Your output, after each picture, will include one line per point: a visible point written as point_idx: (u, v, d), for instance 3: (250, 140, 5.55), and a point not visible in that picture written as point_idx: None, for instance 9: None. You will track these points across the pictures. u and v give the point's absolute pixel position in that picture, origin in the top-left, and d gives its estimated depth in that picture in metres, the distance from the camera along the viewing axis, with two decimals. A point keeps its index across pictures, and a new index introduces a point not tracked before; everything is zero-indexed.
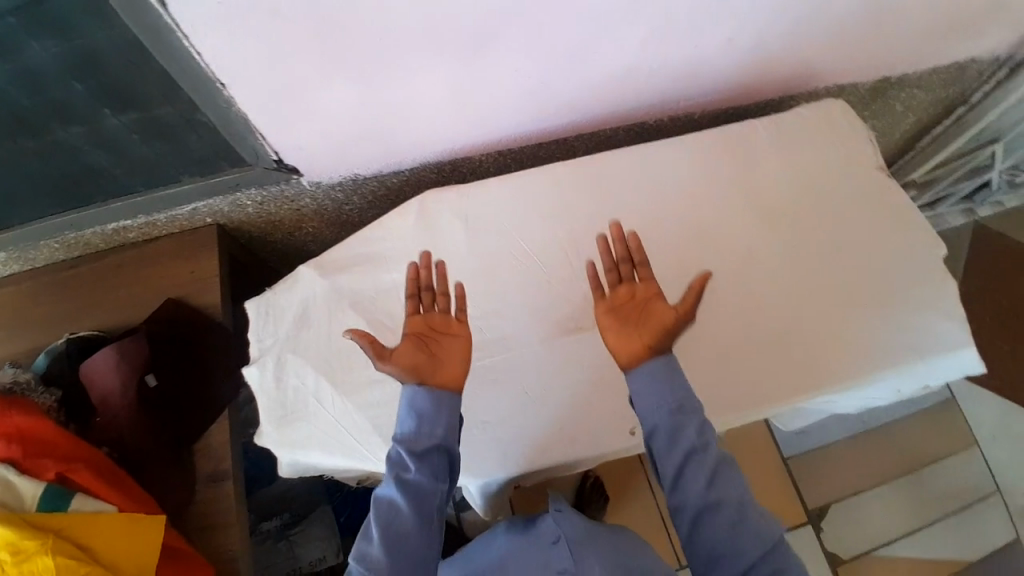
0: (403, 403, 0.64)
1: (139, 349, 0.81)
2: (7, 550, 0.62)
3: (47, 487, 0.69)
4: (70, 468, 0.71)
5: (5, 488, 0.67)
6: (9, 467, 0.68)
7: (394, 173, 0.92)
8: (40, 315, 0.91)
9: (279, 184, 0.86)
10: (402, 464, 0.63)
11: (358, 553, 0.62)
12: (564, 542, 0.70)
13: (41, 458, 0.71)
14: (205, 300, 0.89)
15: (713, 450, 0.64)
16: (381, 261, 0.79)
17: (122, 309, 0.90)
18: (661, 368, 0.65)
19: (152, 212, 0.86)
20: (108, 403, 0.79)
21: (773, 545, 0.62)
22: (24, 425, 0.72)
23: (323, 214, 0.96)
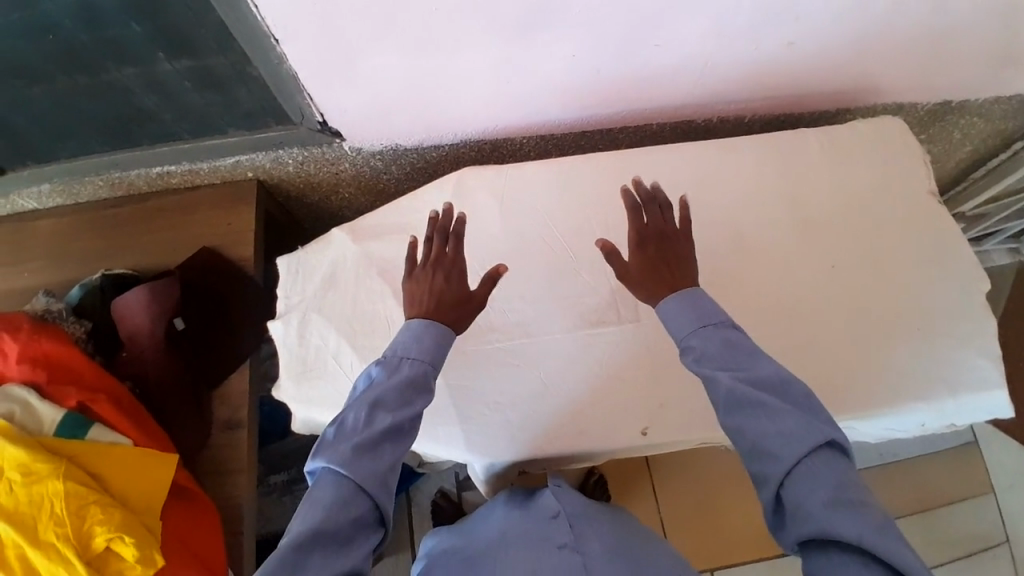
0: (428, 332, 0.62)
1: (172, 290, 0.83)
2: (20, 470, 0.65)
3: (67, 414, 0.71)
4: (92, 398, 0.73)
5: (27, 411, 0.70)
6: (36, 391, 0.71)
7: (434, 146, 0.91)
8: (79, 249, 0.93)
9: (319, 147, 0.87)
10: (421, 388, 0.59)
11: (352, 467, 0.54)
12: (563, 516, 0.71)
13: (65, 386, 0.73)
14: (237, 253, 0.90)
15: (736, 375, 0.57)
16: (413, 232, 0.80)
17: (157, 252, 0.92)
18: (680, 300, 0.63)
19: (198, 160, 0.87)
20: (137, 339, 0.81)
21: (802, 457, 0.53)
22: (51, 352, 0.74)
23: (359, 181, 0.96)
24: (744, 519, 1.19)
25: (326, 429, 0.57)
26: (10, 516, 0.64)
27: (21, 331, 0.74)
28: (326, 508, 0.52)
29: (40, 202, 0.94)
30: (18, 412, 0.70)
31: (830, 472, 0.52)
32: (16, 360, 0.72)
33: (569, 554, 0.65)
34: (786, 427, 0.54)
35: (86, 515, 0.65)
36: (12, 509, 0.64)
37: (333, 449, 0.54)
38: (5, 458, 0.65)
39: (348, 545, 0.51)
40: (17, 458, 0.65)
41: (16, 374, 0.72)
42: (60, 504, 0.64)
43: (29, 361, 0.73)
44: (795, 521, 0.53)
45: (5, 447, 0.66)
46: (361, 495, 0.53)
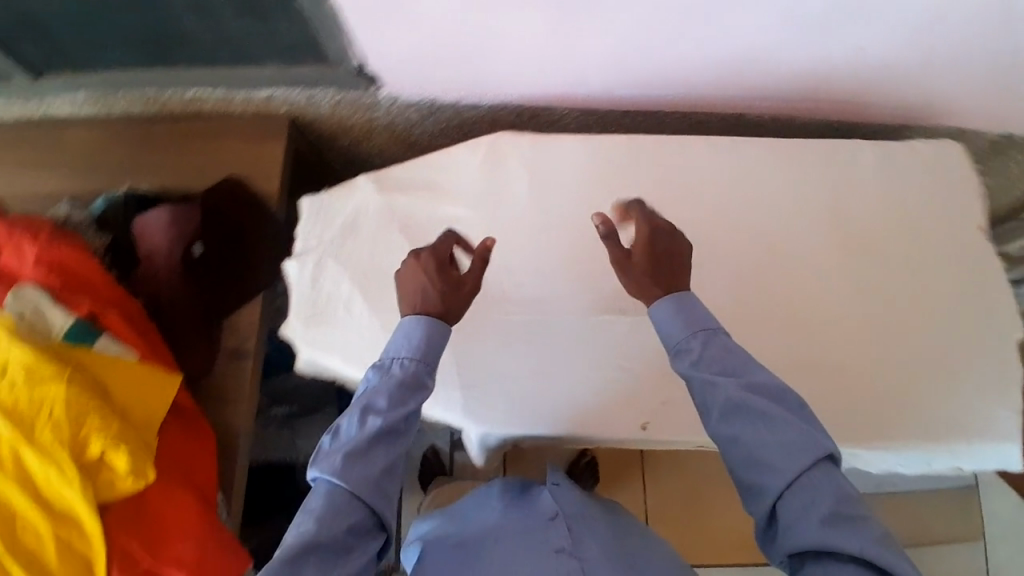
0: (419, 329, 0.62)
1: (192, 216, 0.84)
2: (24, 370, 0.66)
3: (76, 321, 0.71)
4: (102, 311, 0.74)
5: (38, 312, 0.71)
6: (47, 295, 0.72)
7: (472, 105, 0.89)
8: (107, 162, 0.93)
9: (355, 92, 0.85)
10: (412, 388, 0.60)
11: (345, 474, 0.55)
12: (561, 518, 0.69)
13: (77, 295, 0.74)
14: (262, 187, 0.89)
15: (735, 384, 0.57)
16: (440, 191, 0.78)
17: (184, 175, 0.91)
18: (674, 303, 0.62)
19: (234, 88, 0.87)
20: (152, 255, 0.82)
21: (804, 468, 0.52)
22: (67, 260, 0.75)
23: (390, 132, 0.94)
24: (729, 525, 1.19)
25: (322, 438, 0.58)
26: (11, 413, 0.65)
27: (41, 238, 0.76)
28: (320, 517, 0.53)
29: (73, 110, 0.94)
30: (29, 312, 0.71)
31: (831, 484, 0.51)
32: (33, 263, 0.74)
33: (567, 558, 0.63)
34: (786, 438, 0.53)
35: (83, 422, 0.66)
36: (14, 407, 0.66)
37: (327, 458, 0.56)
38: (11, 356, 0.66)
39: (345, 552, 0.53)
40: (23, 358, 0.66)
41: (32, 277, 0.74)
42: (58, 407, 0.66)
43: (45, 265, 0.74)
44: (790, 531, 0.52)
45: (12, 346, 0.67)
46: (354, 501, 0.55)
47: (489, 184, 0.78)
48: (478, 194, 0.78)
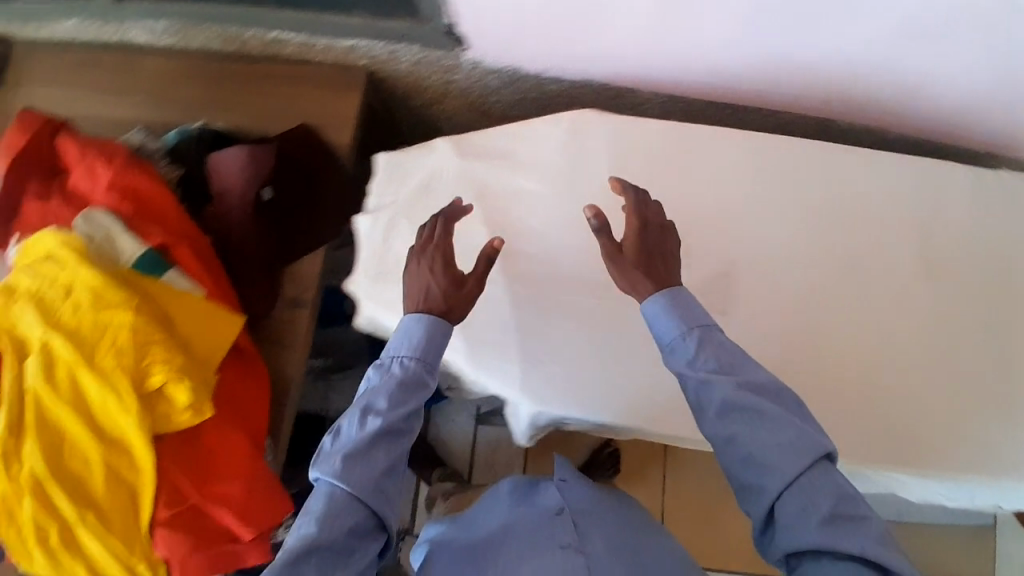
0: (420, 327, 0.61)
1: (266, 159, 0.82)
2: (91, 294, 0.67)
3: (147, 251, 0.72)
4: (174, 243, 0.74)
5: (109, 238, 0.72)
6: (119, 222, 0.73)
7: (554, 80, 0.86)
8: (180, 93, 0.92)
9: (438, 51, 0.83)
10: (412, 388, 0.60)
11: (345, 476, 0.55)
12: (567, 513, 0.67)
13: (148, 224, 0.74)
14: (334, 138, 0.89)
15: (730, 383, 0.55)
16: (519, 163, 0.77)
17: (256, 116, 0.91)
18: (666, 299, 0.61)
19: (318, 34, 0.86)
20: (228, 197, 0.81)
21: (802, 470, 0.51)
22: (140, 188, 0.75)
23: (466, 97, 0.91)
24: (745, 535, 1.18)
25: (323, 438, 0.58)
26: (76, 334, 0.66)
27: (115, 161, 0.76)
28: (320, 518, 0.54)
29: (151, 37, 0.93)
30: (100, 237, 0.72)
31: (830, 486, 0.51)
32: (108, 187, 0.75)
33: (573, 555, 0.61)
34: (784, 438, 0.53)
35: (145, 352, 0.66)
36: (80, 328, 0.66)
37: (327, 459, 0.56)
38: (79, 279, 0.67)
39: (347, 554, 0.54)
40: (90, 282, 0.67)
41: (105, 201, 0.74)
42: (122, 335, 0.66)
43: (120, 190, 0.75)
44: (789, 532, 0.51)
45: (81, 269, 0.68)
46: (355, 503, 0.55)
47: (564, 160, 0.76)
48: (555, 170, 0.76)
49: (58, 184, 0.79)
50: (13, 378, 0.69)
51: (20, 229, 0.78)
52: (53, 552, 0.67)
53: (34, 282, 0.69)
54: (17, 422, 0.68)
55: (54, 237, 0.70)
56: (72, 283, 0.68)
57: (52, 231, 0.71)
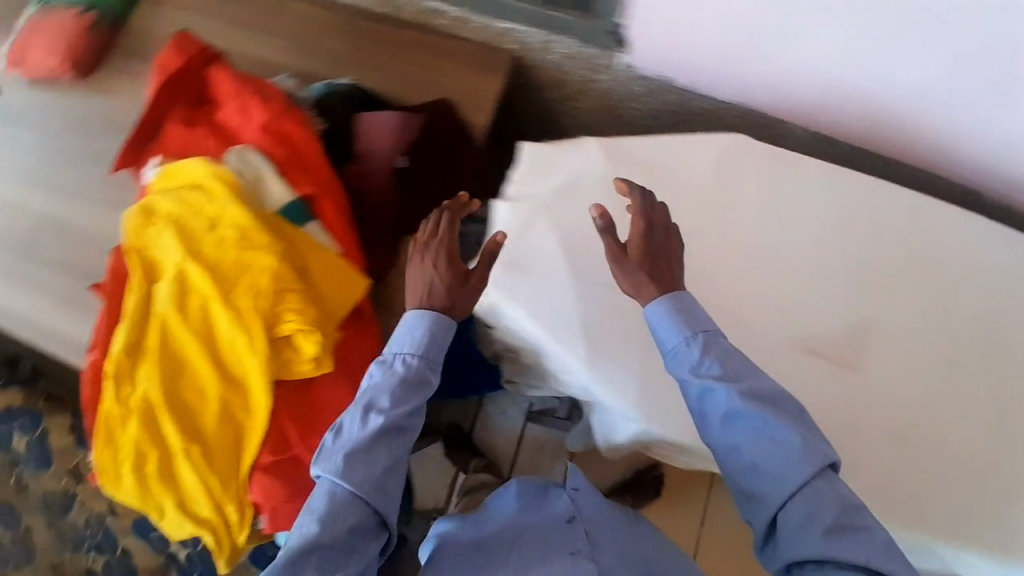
0: (423, 326, 0.61)
1: (412, 126, 0.82)
2: (235, 231, 0.70)
3: (293, 200, 0.74)
4: (319, 195, 0.76)
5: (259, 180, 0.75)
6: (269, 166, 0.75)
7: (704, 96, 0.82)
8: (329, 48, 0.93)
9: (596, 49, 0.82)
10: (414, 385, 0.60)
11: (348, 474, 0.56)
12: (578, 521, 0.73)
13: (297, 173, 0.76)
14: (470, 117, 0.89)
15: (736, 392, 0.56)
16: (664, 173, 0.73)
17: (400, 84, 0.92)
18: (671, 304, 0.59)
19: (479, 12, 0.85)
20: (370, 159, 0.82)
21: (804, 482, 0.53)
22: (293, 135, 0.77)
23: (604, 99, 0.90)
24: None
25: (325, 436, 0.59)
26: (216, 268, 0.69)
27: (274, 105, 0.78)
28: (321, 517, 0.54)
29: None
30: (251, 178, 0.74)
31: (832, 496, 0.52)
32: (260, 129, 0.76)
33: (583, 561, 0.67)
34: (789, 450, 0.54)
35: (279, 298, 0.68)
36: (222, 263, 0.69)
37: (329, 457, 0.57)
38: (226, 215, 0.71)
39: (348, 553, 0.54)
40: (237, 220, 0.70)
41: (259, 143, 0.76)
42: (262, 277, 0.69)
43: (269, 133, 0.76)
44: (792, 540, 0.53)
45: (230, 206, 0.71)
46: (357, 501, 0.56)
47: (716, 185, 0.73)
48: (702, 193, 0.73)
49: (202, 113, 0.81)
50: (140, 299, 0.71)
51: (161, 152, 0.80)
52: (151, 475, 0.69)
53: (178, 208, 0.72)
54: (141, 341, 0.70)
55: (204, 170, 0.73)
56: (219, 218, 0.71)
57: (204, 162, 0.73)
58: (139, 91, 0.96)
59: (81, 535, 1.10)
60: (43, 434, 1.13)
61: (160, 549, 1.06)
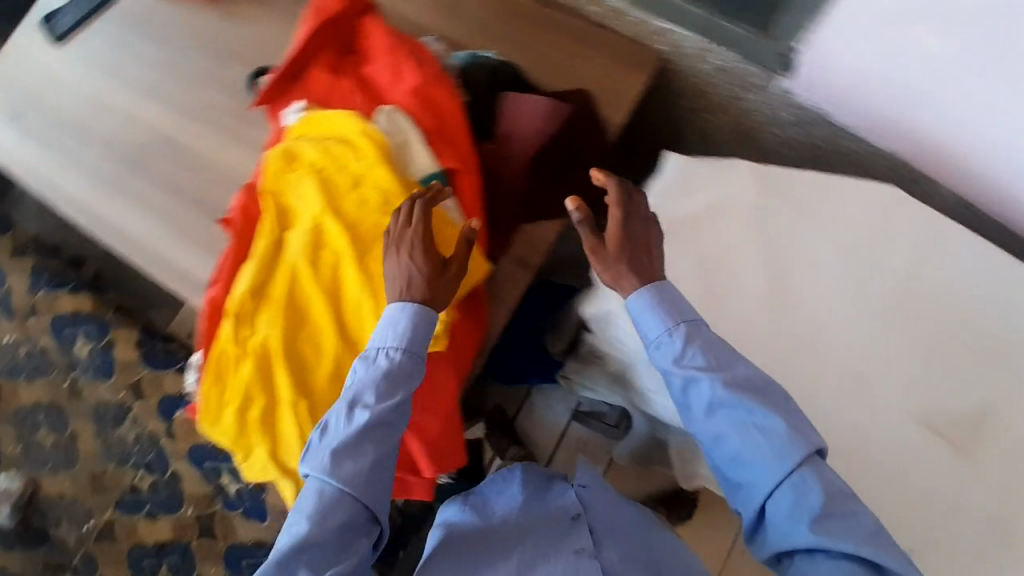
0: (405, 318, 0.63)
1: (557, 115, 0.80)
2: (378, 194, 0.72)
3: (435, 171, 0.74)
4: (458, 171, 0.75)
5: (406, 145, 0.75)
6: (415, 130, 0.75)
7: (852, 137, 0.82)
8: (475, 12, 0.90)
9: (754, 68, 0.80)
10: (400, 377, 0.62)
11: (336, 472, 0.58)
12: (582, 518, 0.76)
13: (442, 143, 0.75)
14: (607, 114, 0.87)
15: (714, 378, 0.59)
16: (808, 216, 0.74)
17: (540, 64, 0.89)
18: (653, 293, 0.62)
19: (641, 7, 0.84)
20: (511, 142, 0.80)
21: (788, 473, 0.56)
22: (442, 104, 0.76)
23: (746, 119, 0.89)
24: None
25: (313, 435, 0.61)
26: (356, 228, 0.71)
27: (428, 70, 0.77)
28: (312, 516, 0.56)
29: None
30: (399, 142, 0.75)
31: (818, 484, 0.55)
32: (410, 91, 0.76)
33: (585, 559, 0.71)
34: (773, 439, 0.57)
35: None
36: (362, 223, 0.71)
37: (317, 455, 0.59)
38: (371, 175, 0.72)
39: (340, 549, 0.56)
40: (381, 182, 0.72)
41: (408, 106, 0.76)
42: (399, 244, 0.71)
43: (418, 95, 0.76)
44: (785, 528, 0.56)
45: (376, 167, 0.72)
46: (346, 497, 0.58)
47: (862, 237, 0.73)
48: (844, 237, 0.73)
49: (351, 64, 0.81)
50: (272, 244, 0.73)
51: (304, 95, 0.81)
52: (252, 420, 0.70)
53: (323, 159, 0.74)
54: (266, 285, 0.72)
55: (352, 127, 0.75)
56: (364, 178, 0.72)
57: (356, 119, 0.75)
58: (275, 23, 0.94)
59: (128, 450, 1.11)
60: (108, 344, 1.14)
61: (210, 479, 1.08)
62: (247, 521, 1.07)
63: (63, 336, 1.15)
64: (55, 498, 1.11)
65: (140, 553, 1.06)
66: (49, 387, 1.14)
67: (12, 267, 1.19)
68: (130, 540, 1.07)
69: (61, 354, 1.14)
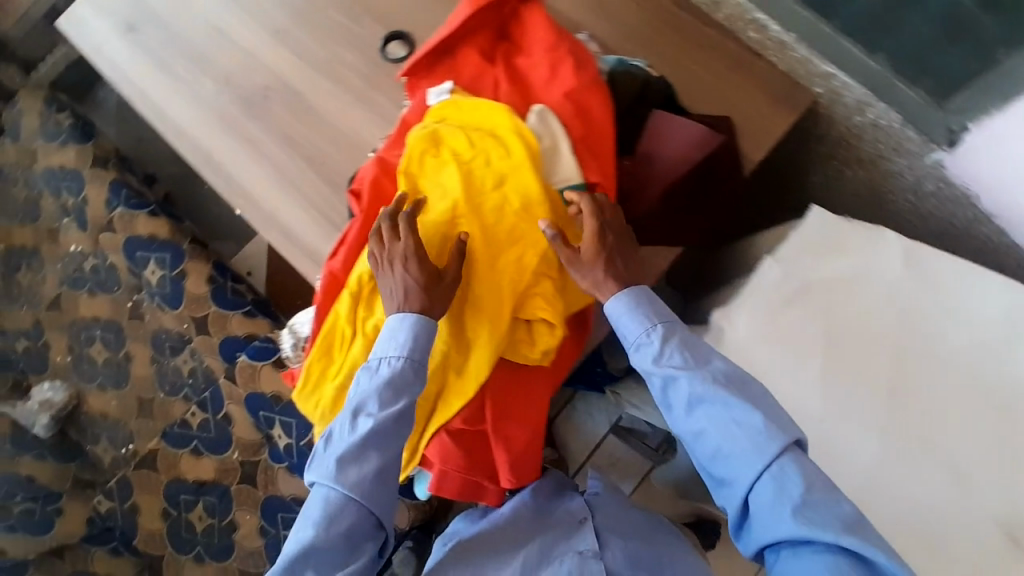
0: (406, 328, 0.64)
1: (707, 143, 0.76)
2: (519, 199, 0.69)
3: (579, 184, 0.71)
4: (596, 189, 0.72)
5: (553, 150, 0.71)
6: (565, 137, 0.71)
7: (995, 229, 0.78)
8: (634, 15, 0.90)
9: (914, 132, 0.78)
10: (402, 386, 0.63)
11: (340, 479, 0.61)
12: (588, 522, 0.77)
13: (586, 155, 0.72)
14: (745, 148, 0.85)
15: (690, 373, 0.62)
16: (943, 304, 0.72)
17: (686, 79, 0.88)
18: (630, 298, 0.67)
19: (811, 48, 0.82)
20: (651, 163, 0.78)
21: (767, 465, 0.58)
22: (592, 112, 0.73)
23: (881, 180, 0.88)
24: None
25: (316, 443, 0.64)
26: (490, 229, 0.69)
27: (586, 75, 0.74)
28: (318, 522, 0.59)
29: None
30: (547, 145, 0.71)
31: (798, 473, 0.57)
32: (563, 94, 0.73)
33: (587, 560, 0.72)
34: (752, 432, 0.59)
35: (537, 281, 0.69)
36: (499, 225, 0.69)
37: (321, 465, 0.62)
38: (516, 176, 0.69)
39: (347, 554, 0.60)
40: (527, 187, 0.69)
41: (558, 109, 0.73)
42: (532, 256, 0.68)
43: (573, 102, 0.73)
44: (770, 524, 0.57)
45: (523, 169, 0.69)
46: (348, 501, 0.60)
47: (1001, 335, 0.70)
48: (979, 337, 0.70)
49: (504, 51, 0.78)
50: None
51: (452, 72, 0.78)
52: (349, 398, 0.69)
53: (468, 147, 0.70)
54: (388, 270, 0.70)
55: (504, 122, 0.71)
56: (507, 179, 0.69)
57: (509, 115, 0.71)
58: None
59: (182, 381, 1.10)
60: (179, 275, 1.12)
61: (262, 426, 1.06)
62: (291, 477, 1.04)
63: (134, 258, 1.14)
64: (97, 417, 1.14)
65: (178, 487, 1.06)
66: (111, 304, 1.16)
67: (93, 178, 1.17)
68: (170, 474, 1.07)
69: (129, 275, 1.14)
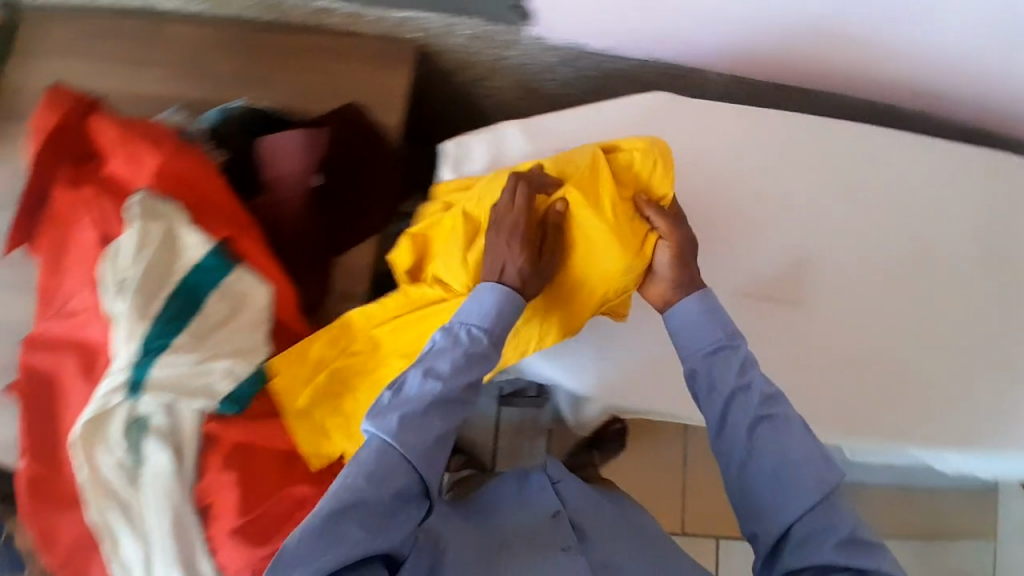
0: (493, 298, 0.61)
1: (318, 141, 0.75)
2: (625, 217, 0.66)
3: (209, 252, 0.66)
4: (240, 235, 0.69)
5: (167, 236, 0.65)
6: (180, 213, 0.67)
7: (617, 60, 0.82)
8: (214, 65, 0.85)
9: (500, 27, 0.79)
10: (475, 358, 0.60)
11: (399, 436, 0.56)
12: (563, 516, 0.74)
13: (209, 219, 0.68)
14: (381, 118, 0.84)
15: (761, 392, 0.60)
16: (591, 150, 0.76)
17: (292, 92, 0.84)
18: (699, 306, 0.64)
19: (370, 7, 0.80)
20: (276, 183, 0.74)
21: (822, 497, 0.57)
22: (185, 175, 0.68)
23: (516, 75, 0.88)
24: None
25: (383, 392, 0.59)
26: (581, 235, 0.65)
27: (163, 146, 0.68)
28: (368, 474, 0.55)
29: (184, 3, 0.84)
30: (158, 235, 0.65)
31: (844, 509, 0.57)
32: (155, 174, 0.67)
33: (573, 554, 0.68)
34: (803, 456, 0.58)
35: (620, 291, 0.68)
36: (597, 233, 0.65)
37: (383, 416, 0.57)
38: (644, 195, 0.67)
39: (392, 514, 0.55)
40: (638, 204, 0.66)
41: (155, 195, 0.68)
42: (628, 275, 0.66)
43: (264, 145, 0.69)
44: (806, 547, 0.57)
45: (660, 187, 0.67)
46: (403, 458, 0.56)
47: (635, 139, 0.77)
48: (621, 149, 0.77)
49: (89, 170, 0.73)
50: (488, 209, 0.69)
51: (53, 219, 0.73)
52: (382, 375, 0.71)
53: (599, 165, 0.67)
54: (468, 261, 0.67)
55: (642, 141, 0.69)
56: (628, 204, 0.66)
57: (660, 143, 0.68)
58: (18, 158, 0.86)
59: None
60: None
61: None
62: None
63: None
64: None
65: None
66: None
67: None
68: None
69: None
